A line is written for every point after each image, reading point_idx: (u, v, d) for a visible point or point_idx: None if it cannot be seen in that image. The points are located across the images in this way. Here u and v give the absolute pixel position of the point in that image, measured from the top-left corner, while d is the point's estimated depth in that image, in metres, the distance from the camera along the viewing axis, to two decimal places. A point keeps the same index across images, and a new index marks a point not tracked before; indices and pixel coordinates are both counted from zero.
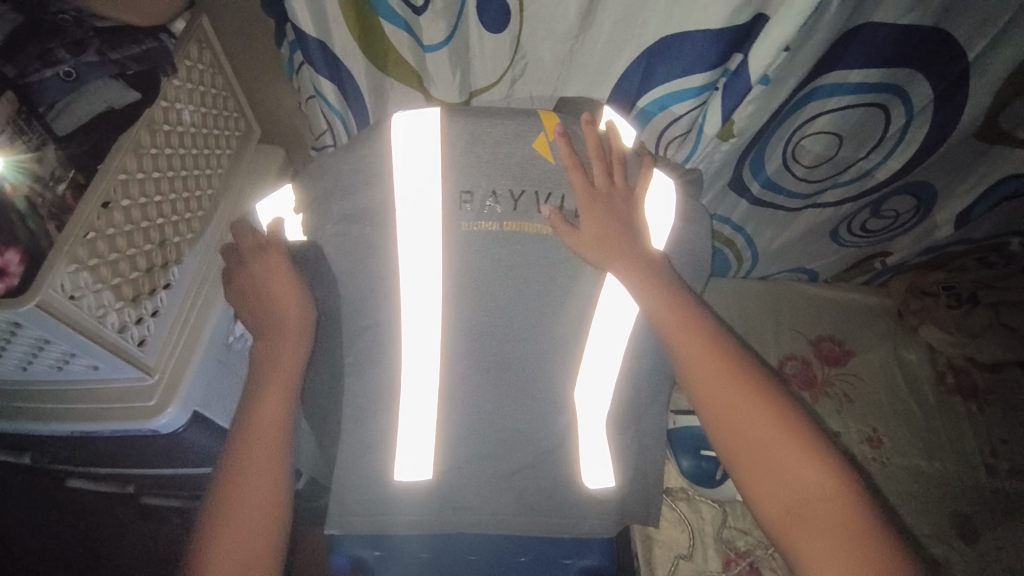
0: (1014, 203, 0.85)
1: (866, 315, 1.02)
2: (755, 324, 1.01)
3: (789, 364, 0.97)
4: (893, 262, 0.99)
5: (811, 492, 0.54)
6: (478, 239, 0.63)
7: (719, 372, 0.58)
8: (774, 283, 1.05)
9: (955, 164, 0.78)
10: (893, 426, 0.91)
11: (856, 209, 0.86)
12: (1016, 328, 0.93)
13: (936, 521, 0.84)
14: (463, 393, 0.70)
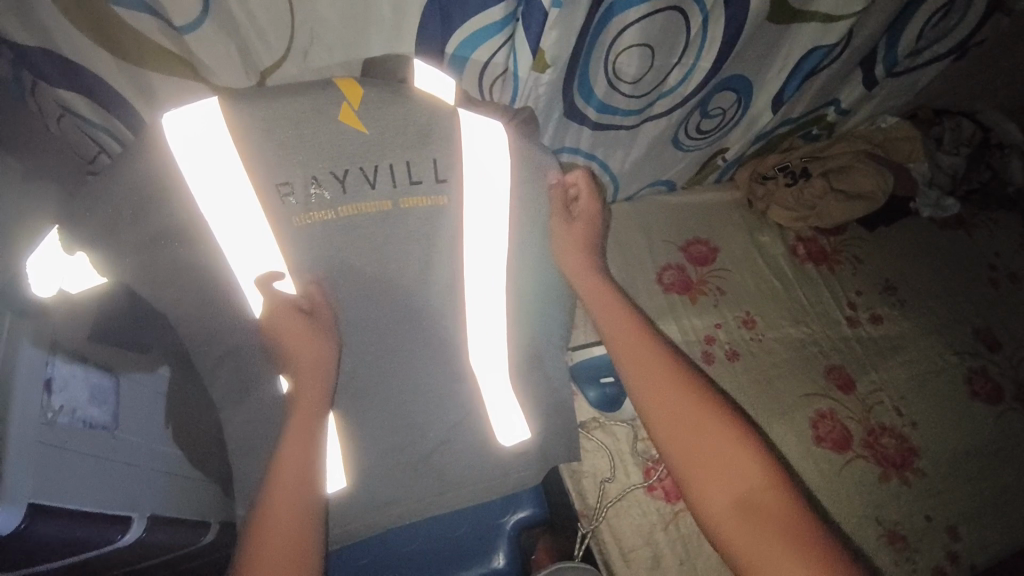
0: (817, 77, 0.93)
1: (724, 210, 1.08)
2: (630, 243, 1.03)
3: (666, 273, 1.01)
4: (733, 156, 1.05)
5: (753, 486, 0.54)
6: (316, 232, 0.59)
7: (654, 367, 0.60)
8: (639, 201, 1.08)
9: (760, 52, 0.83)
10: (765, 305, 0.99)
11: (687, 114, 0.89)
12: (847, 191, 1.02)
13: (815, 378, 0.92)
14: (358, 386, 0.67)
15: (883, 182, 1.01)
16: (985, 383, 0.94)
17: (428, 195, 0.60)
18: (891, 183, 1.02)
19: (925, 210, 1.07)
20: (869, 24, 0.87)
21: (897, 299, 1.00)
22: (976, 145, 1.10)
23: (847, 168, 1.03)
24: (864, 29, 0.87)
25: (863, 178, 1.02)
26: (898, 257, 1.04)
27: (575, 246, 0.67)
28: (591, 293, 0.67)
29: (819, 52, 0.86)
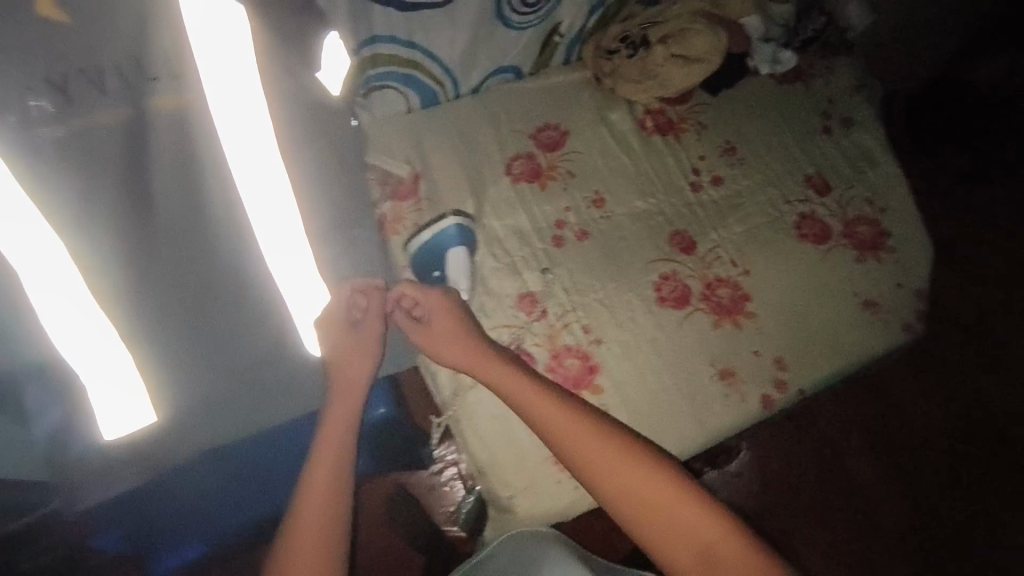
0: None
1: (571, 91, 1.05)
2: (476, 139, 1.00)
3: (515, 164, 0.99)
4: (569, 30, 1.00)
5: (700, 525, 0.70)
6: (51, 145, 0.52)
7: (614, 453, 0.73)
8: (484, 91, 1.03)
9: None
10: (613, 182, 0.99)
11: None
12: (688, 54, 1.00)
13: (662, 246, 0.95)
14: (155, 314, 0.63)
15: (716, 46, 1.00)
16: (812, 227, 0.98)
17: (172, 94, 0.55)
18: (725, 41, 1.01)
19: (762, 66, 1.06)
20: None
21: (738, 160, 1.03)
22: None
23: (685, 30, 1.00)
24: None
25: (697, 40, 0.99)
26: (740, 116, 1.06)
27: (446, 330, 0.84)
28: (509, 385, 0.79)
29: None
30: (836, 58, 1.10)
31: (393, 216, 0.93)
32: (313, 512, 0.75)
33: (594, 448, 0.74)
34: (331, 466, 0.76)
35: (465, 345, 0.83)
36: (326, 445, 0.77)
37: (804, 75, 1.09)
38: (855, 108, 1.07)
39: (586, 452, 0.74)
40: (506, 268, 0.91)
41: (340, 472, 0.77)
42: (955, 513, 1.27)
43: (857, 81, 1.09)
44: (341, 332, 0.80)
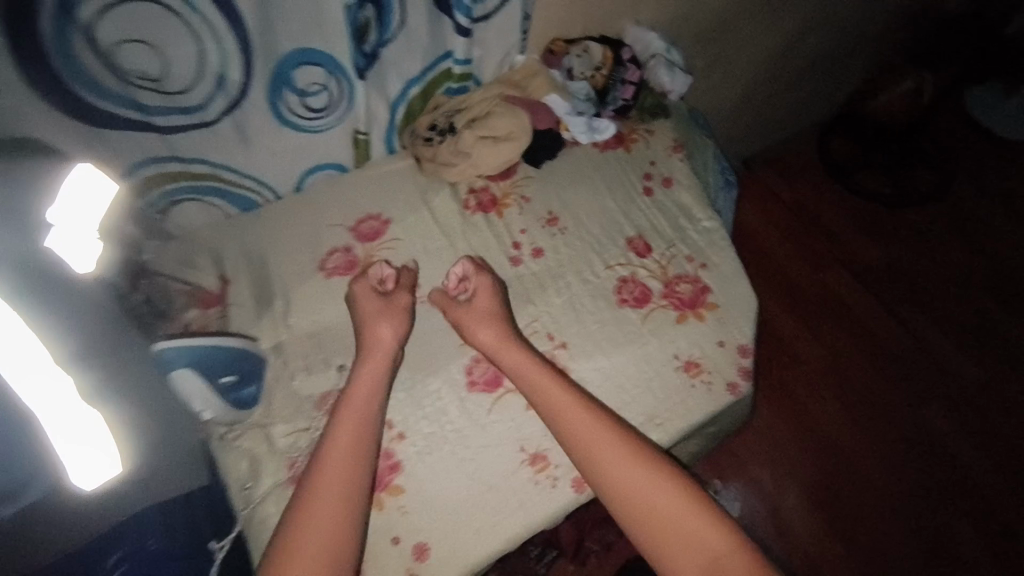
0: (400, 38, 0.90)
1: (394, 178, 1.08)
2: (292, 237, 1.01)
3: (332, 257, 0.99)
4: (371, 128, 1.03)
5: (664, 521, 0.71)
6: None
7: (606, 433, 0.77)
8: (308, 189, 1.06)
9: (281, 20, 0.78)
10: (431, 266, 1.00)
11: (259, 104, 0.87)
12: (495, 134, 1.03)
13: None
14: None
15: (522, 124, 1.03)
16: (633, 290, 0.96)
17: None
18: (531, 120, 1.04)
19: (581, 136, 1.08)
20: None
21: (559, 229, 1.03)
22: (613, 62, 1.07)
23: (490, 113, 1.03)
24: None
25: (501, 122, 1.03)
26: (563, 186, 1.07)
27: (489, 301, 0.89)
28: (514, 361, 0.84)
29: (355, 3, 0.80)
30: (654, 122, 1.13)
31: (198, 325, 0.92)
32: (340, 468, 0.72)
33: (582, 427, 0.77)
34: (340, 461, 0.72)
35: (501, 319, 0.88)
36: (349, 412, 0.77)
37: (626, 139, 1.12)
38: (675, 168, 1.08)
39: (579, 432, 0.77)
40: (309, 368, 0.88)
41: (357, 475, 0.72)
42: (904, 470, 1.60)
43: (676, 141, 1.11)
44: (372, 297, 0.89)
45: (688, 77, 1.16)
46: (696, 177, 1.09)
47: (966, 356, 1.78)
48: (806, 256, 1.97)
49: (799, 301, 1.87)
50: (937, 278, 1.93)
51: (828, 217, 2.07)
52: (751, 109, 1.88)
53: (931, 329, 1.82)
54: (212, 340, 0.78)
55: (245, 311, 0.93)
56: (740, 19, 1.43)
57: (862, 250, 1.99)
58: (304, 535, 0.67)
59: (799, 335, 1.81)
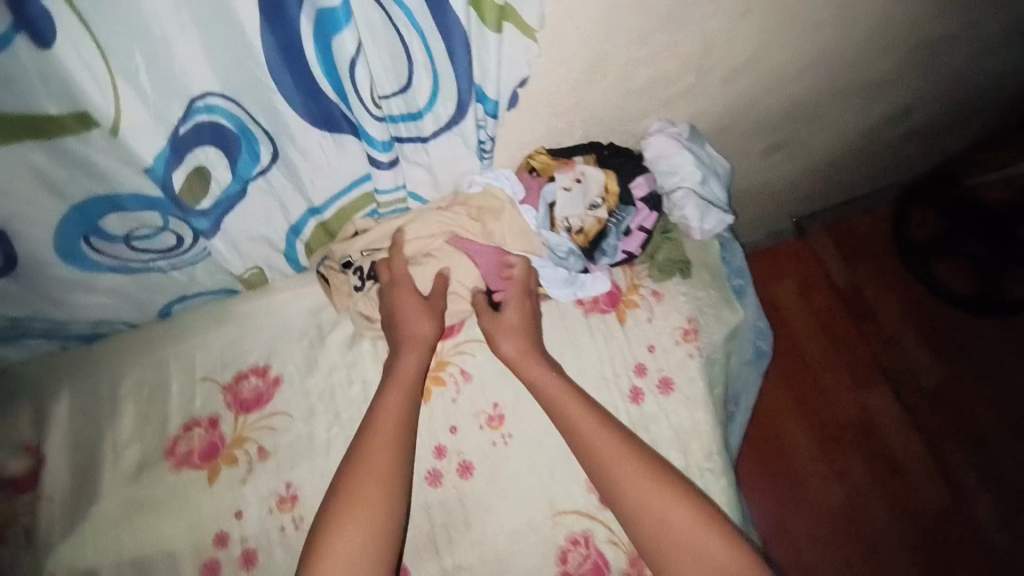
0: (274, 170, 0.59)
1: (296, 315, 0.80)
2: (142, 395, 0.75)
3: (186, 437, 0.73)
4: (261, 261, 0.74)
5: (682, 537, 0.59)
6: None
7: (617, 449, 0.64)
8: (179, 317, 0.79)
9: (34, 170, 0.50)
10: (317, 467, 0.73)
11: (55, 260, 0.59)
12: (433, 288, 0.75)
13: None
14: None
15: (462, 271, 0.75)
16: (583, 558, 0.71)
17: None
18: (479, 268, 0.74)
19: (560, 294, 0.78)
20: (278, 105, 0.51)
21: (501, 438, 0.76)
22: (617, 200, 0.73)
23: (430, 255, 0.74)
24: (278, 112, 0.52)
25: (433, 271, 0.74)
26: None
27: (524, 319, 0.72)
28: (551, 386, 0.69)
29: (160, 157, 0.51)
30: (666, 282, 0.80)
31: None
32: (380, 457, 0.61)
33: (593, 440, 0.65)
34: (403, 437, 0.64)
35: (531, 335, 0.73)
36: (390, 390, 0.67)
37: (622, 301, 0.80)
38: (682, 363, 0.77)
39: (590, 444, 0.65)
40: None
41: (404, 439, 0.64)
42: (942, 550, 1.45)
43: (689, 321, 0.78)
44: (415, 298, 0.71)
45: (728, 213, 0.81)
46: (711, 386, 0.77)
47: (1009, 531, 1.46)
48: (842, 363, 1.65)
49: (821, 427, 1.58)
50: (995, 424, 1.58)
51: (883, 317, 1.72)
52: (815, 182, 1.47)
53: (970, 480, 1.51)
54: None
55: (58, 509, 0.70)
56: (839, 99, 1.01)
57: (917, 368, 1.65)
58: (352, 519, 0.57)
59: (813, 459, 1.55)
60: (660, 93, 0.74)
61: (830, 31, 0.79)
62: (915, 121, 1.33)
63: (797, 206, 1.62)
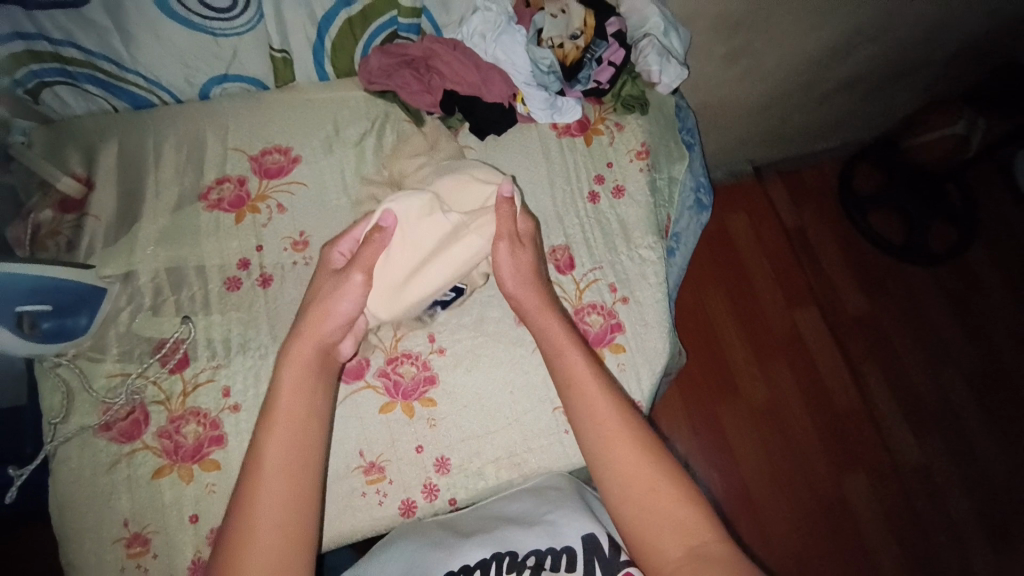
0: None
1: (318, 108, 0.94)
2: (181, 151, 0.89)
3: (218, 187, 0.87)
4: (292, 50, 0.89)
5: (643, 482, 0.62)
6: None
7: (589, 385, 0.67)
8: (215, 101, 0.92)
9: None
10: (328, 224, 0.88)
11: None
12: (439, 80, 0.91)
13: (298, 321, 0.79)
14: None
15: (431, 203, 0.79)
16: None
17: None
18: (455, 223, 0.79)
19: (539, 114, 0.94)
20: None
21: None
22: (593, 33, 0.89)
23: (432, 57, 0.91)
24: None
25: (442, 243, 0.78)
26: (502, 166, 0.94)
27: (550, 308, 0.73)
28: (559, 338, 0.71)
29: None
30: (627, 117, 0.97)
31: (46, 231, 0.82)
32: (283, 458, 0.58)
33: (581, 377, 0.68)
34: (298, 390, 0.62)
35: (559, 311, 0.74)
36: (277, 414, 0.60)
37: (590, 128, 0.96)
38: (631, 177, 0.94)
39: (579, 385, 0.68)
40: (158, 309, 0.79)
41: (306, 430, 0.60)
42: (854, 457, 1.65)
43: (643, 146, 0.96)
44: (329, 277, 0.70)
45: (684, 69, 0.97)
46: (654, 196, 0.94)
47: (911, 440, 1.69)
48: (778, 284, 1.81)
49: (758, 338, 1.74)
50: (908, 351, 1.80)
51: (822, 253, 1.88)
52: (774, 119, 1.64)
53: (882, 396, 1.73)
54: (58, 271, 0.70)
55: (101, 229, 0.83)
56: (785, 8, 1.19)
57: (844, 294, 1.84)
58: (254, 537, 0.54)
59: (746, 361, 1.71)
60: None
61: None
62: (861, 63, 1.52)
63: (760, 145, 1.78)
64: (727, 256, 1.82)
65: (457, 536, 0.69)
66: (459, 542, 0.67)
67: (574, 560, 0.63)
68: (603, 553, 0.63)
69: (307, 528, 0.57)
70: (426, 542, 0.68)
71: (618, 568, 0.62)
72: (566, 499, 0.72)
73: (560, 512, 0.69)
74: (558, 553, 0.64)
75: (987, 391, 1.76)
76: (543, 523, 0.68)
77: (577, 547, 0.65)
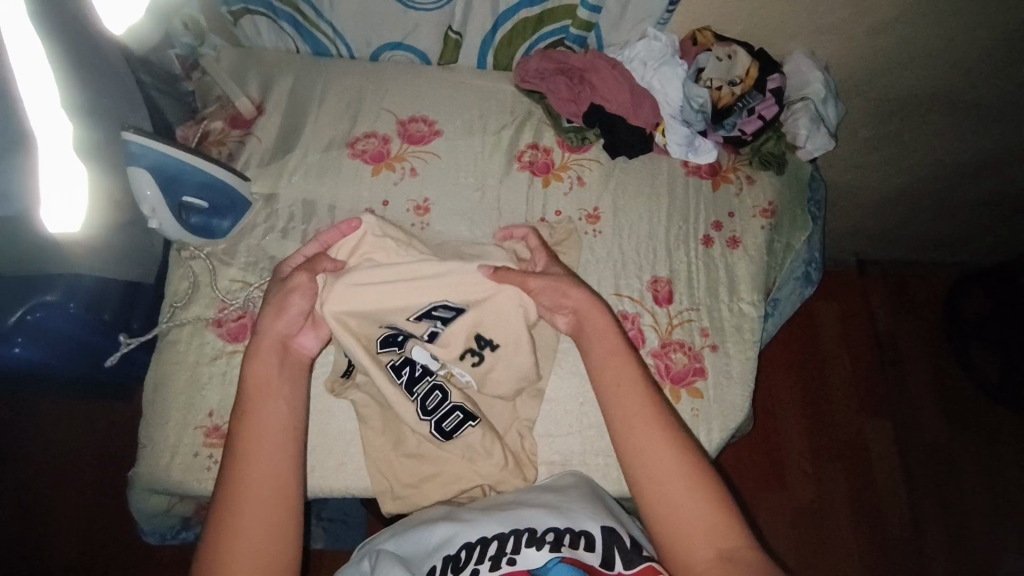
0: None
1: (469, 92, 1.00)
2: (343, 100, 0.96)
3: (365, 140, 0.94)
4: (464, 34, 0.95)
5: (677, 486, 0.63)
6: None
7: (642, 416, 0.66)
8: (382, 64, 1.00)
9: None
10: (453, 198, 0.93)
11: None
12: (590, 94, 0.94)
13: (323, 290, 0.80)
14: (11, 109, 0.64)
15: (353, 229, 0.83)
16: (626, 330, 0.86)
17: None
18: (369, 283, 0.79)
19: (675, 149, 0.95)
20: None
21: (593, 231, 0.93)
22: (752, 85, 0.90)
23: (588, 72, 0.94)
24: None
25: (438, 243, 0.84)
26: (625, 187, 0.95)
27: (598, 311, 0.73)
28: (606, 339, 0.71)
29: None
30: (760, 172, 0.97)
31: (212, 139, 0.91)
32: (270, 425, 0.63)
33: (616, 378, 0.69)
34: (278, 390, 0.65)
35: (604, 322, 0.73)
36: (267, 384, 0.65)
37: (720, 174, 0.97)
38: (750, 231, 0.94)
39: (615, 386, 0.69)
40: (287, 233, 0.86)
41: (290, 420, 0.64)
42: None
43: (770, 205, 0.95)
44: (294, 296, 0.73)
45: (832, 141, 0.97)
46: (769, 256, 0.93)
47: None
48: (854, 390, 1.71)
49: (817, 433, 1.65)
50: (984, 501, 1.62)
51: (911, 372, 1.75)
52: (897, 219, 1.58)
53: (939, 536, 1.57)
54: (213, 169, 0.78)
55: (259, 150, 0.91)
56: (944, 109, 1.15)
57: (921, 415, 1.71)
58: (242, 515, 0.57)
59: (800, 454, 1.63)
60: (813, 18, 0.93)
61: (951, 31, 0.99)
62: (1007, 183, 1.45)
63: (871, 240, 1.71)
64: (808, 345, 1.74)
65: (462, 509, 0.70)
66: (461, 519, 0.67)
67: (592, 544, 0.63)
68: (624, 545, 0.63)
69: (292, 489, 0.61)
70: (429, 521, 0.69)
71: (639, 562, 0.61)
72: (585, 491, 0.71)
73: (572, 500, 0.68)
74: (577, 534, 0.63)
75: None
76: (555, 504, 0.68)
77: (597, 535, 0.64)
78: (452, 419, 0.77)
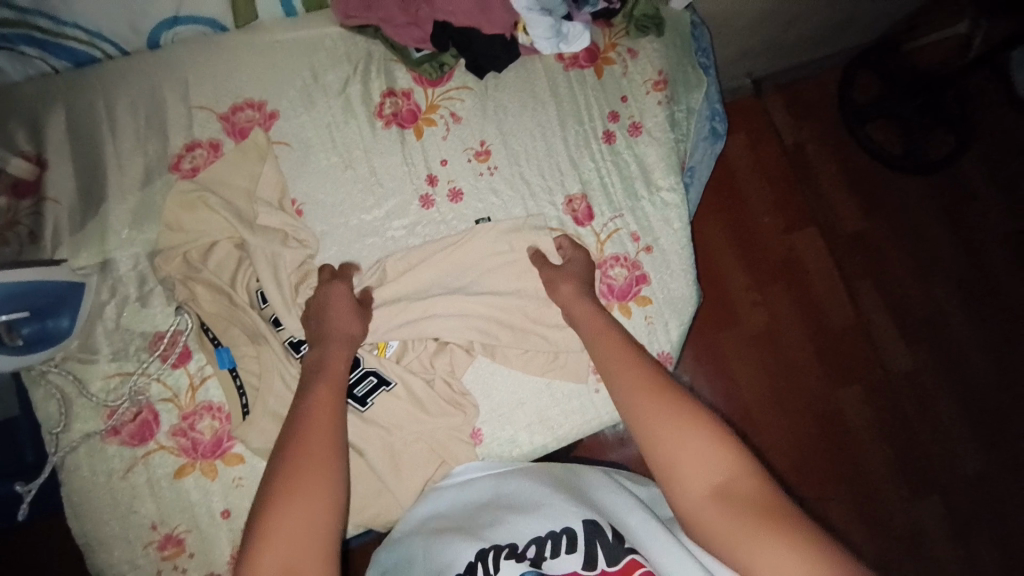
0: None
1: (290, 51, 0.82)
2: (141, 113, 0.77)
3: (191, 154, 0.77)
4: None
5: (692, 447, 0.54)
6: None
7: (626, 357, 0.65)
8: (168, 50, 0.79)
9: None
10: (323, 187, 0.80)
11: None
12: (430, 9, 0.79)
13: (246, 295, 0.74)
14: None
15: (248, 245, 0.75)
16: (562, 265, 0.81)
17: None
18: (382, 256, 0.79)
19: (543, 44, 0.82)
20: None
21: (487, 169, 0.83)
22: None
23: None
24: None
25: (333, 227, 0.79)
26: (506, 107, 0.85)
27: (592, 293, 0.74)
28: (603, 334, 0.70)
29: None
30: (641, 41, 0.87)
31: None
32: (321, 418, 0.59)
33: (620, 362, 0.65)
34: (324, 416, 0.59)
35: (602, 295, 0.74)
36: (328, 376, 0.64)
37: (600, 58, 0.86)
38: (649, 112, 0.86)
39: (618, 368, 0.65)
40: (145, 300, 0.74)
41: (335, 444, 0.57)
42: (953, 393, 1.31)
43: (660, 75, 0.87)
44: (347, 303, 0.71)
45: None
46: (673, 133, 0.87)
47: (949, 394, 1.47)
48: (777, 205, 1.53)
49: (822, 306, 1.49)
50: (942, 286, 1.53)
51: (881, 182, 1.59)
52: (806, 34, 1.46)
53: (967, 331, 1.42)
54: (19, 274, 0.63)
55: (65, 216, 0.73)
56: None
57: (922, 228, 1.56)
58: (270, 537, 0.49)
59: (802, 326, 1.47)
60: None
61: None
62: None
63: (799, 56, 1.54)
64: (776, 198, 1.53)
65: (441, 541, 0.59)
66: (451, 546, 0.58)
67: (575, 540, 0.55)
68: (606, 538, 0.54)
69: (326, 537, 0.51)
70: (433, 536, 0.61)
71: (622, 556, 0.52)
72: (580, 494, 0.62)
73: (552, 497, 0.61)
74: (557, 535, 0.56)
75: (1005, 340, 1.50)
76: (535, 506, 0.60)
77: (580, 528, 0.56)
78: (366, 384, 0.74)
